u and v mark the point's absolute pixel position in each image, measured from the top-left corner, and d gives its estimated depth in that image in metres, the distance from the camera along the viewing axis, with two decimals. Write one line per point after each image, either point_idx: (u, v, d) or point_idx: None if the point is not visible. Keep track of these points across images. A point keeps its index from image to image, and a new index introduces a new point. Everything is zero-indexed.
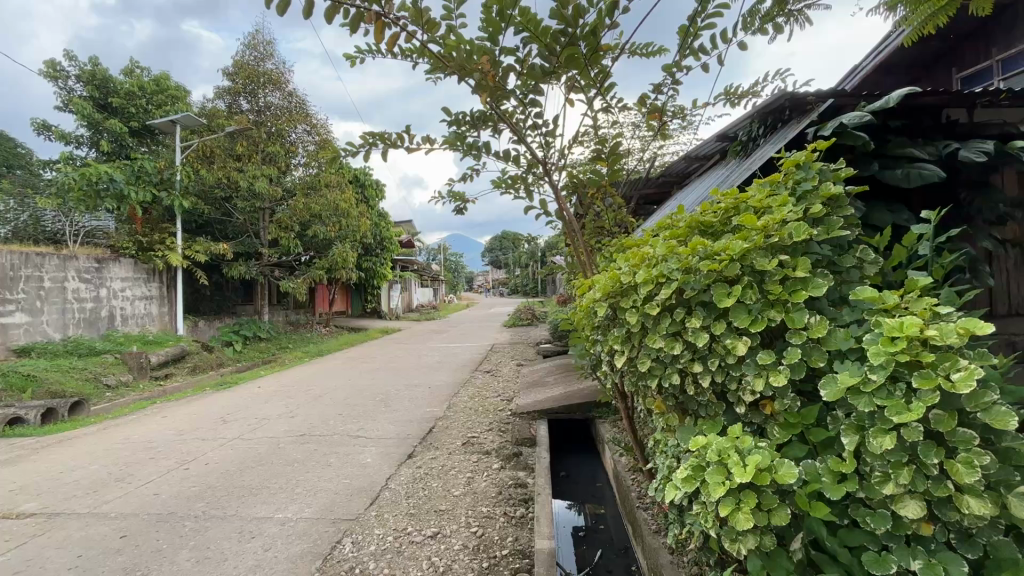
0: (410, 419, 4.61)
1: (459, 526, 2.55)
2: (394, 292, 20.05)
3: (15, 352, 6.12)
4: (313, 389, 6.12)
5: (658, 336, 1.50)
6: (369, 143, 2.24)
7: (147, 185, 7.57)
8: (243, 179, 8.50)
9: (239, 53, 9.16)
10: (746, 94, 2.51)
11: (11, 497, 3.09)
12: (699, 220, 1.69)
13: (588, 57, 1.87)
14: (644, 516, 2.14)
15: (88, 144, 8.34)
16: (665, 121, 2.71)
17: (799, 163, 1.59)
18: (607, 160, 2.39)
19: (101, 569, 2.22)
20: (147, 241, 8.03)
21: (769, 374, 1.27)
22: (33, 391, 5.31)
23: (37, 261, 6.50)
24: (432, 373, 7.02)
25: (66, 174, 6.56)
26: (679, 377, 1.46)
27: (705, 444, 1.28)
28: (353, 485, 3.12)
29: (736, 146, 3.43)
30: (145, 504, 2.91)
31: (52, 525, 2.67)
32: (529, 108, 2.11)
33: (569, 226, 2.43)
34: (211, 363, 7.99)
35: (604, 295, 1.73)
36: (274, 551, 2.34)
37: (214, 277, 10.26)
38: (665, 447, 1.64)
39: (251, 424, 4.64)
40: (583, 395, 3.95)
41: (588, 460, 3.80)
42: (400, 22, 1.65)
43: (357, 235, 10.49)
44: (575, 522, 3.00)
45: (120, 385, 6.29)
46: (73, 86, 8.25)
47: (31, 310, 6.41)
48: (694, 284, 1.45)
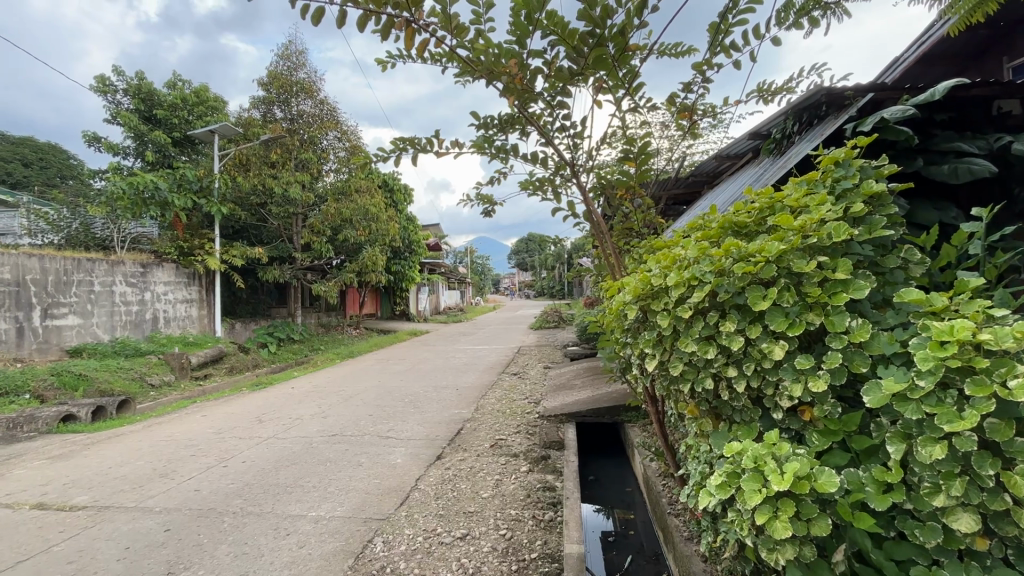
0: (439, 420, 4.67)
1: (488, 528, 2.56)
2: (423, 294, 20.34)
3: (68, 352, 6.49)
4: (344, 390, 6.26)
5: (691, 339, 1.46)
6: (400, 148, 2.28)
7: (188, 193, 7.85)
8: (277, 185, 8.75)
9: (273, 64, 9.44)
10: (780, 91, 2.45)
11: (64, 490, 3.26)
12: (733, 221, 1.65)
13: (615, 56, 1.87)
14: (676, 522, 2.10)
15: (134, 155, 8.80)
16: (695, 120, 2.69)
17: (838, 160, 1.53)
18: (635, 160, 2.37)
19: (147, 562, 2.31)
20: (188, 246, 8.32)
21: (807, 380, 1.22)
22: (85, 389, 5.60)
23: (88, 266, 6.88)
24: (460, 374, 7.09)
25: (114, 184, 6.96)
26: (712, 383, 1.43)
27: (739, 450, 1.25)
28: (384, 485, 3.17)
29: (769, 144, 3.38)
30: (186, 500, 3.02)
31: (102, 518, 2.80)
32: (556, 110, 2.11)
33: (598, 228, 2.40)
34: (247, 363, 8.27)
35: (635, 297, 1.69)
36: (308, 549, 2.39)
37: (250, 280, 10.63)
38: (698, 452, 1.61)
39: (285, 423, 4.79)
40: (612, 398, 3.93)
41: (617, 463, 3.78)
42: (430, 28, 1.68)
43: (386, 238, 10.69)
44: (604, 527, 2.98)
45: (164, 384, 6.57)
46: (121, 99, 8.67)
47: (82, 313, 6.79)
48: (727, 286, 1.42)
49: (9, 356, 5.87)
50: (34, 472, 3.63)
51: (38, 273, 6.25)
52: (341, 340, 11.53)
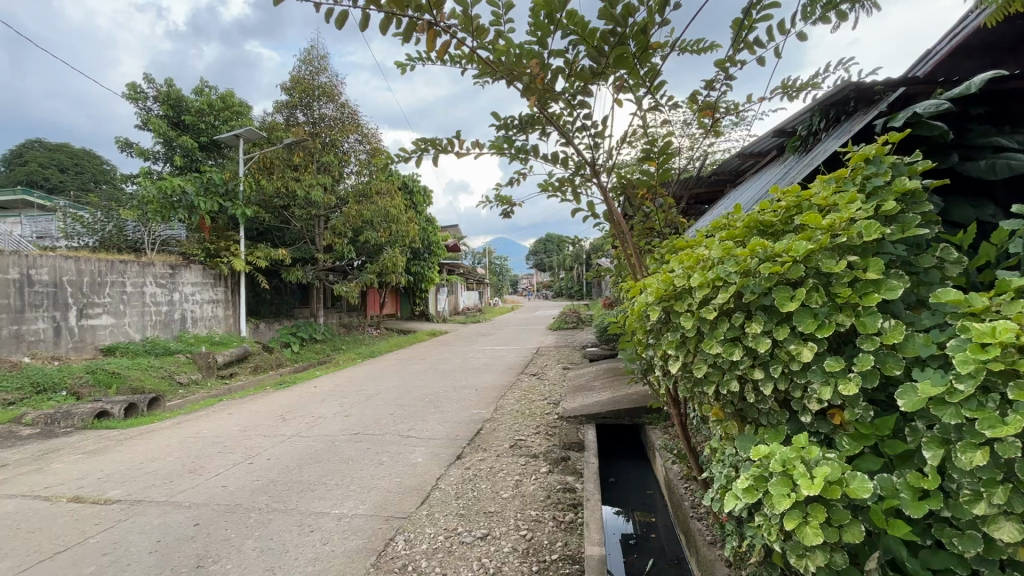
0: (458, 420, 4.70)
1: (508, 528, 2.56)
2: (442, 294, 20.47)
3: (102, 351, 6.72)
4: (365, 389, 6.33)
5: (716, 341, 1.44)
6: (421, 149, 2.30)
7: (215, 196, 8.12)
8: (300, 188, 8.91)
9: (296, 68, 9.60)
10: (805, 87, 2.40)
11: (99, 483, 3.38)
12: (759, 220, 1.62)
13: (636, 54, 1.85)
14: (698, 526, 2.08)
15: (164, 159, 9.06)
16: (717, 118, 2.65)
17: (868, 157, 1.49)
18: (657, 160, 2.34)
19: (178, 555, 2.38)
20: (214, 248, 8.55)
21: (837, 383, 1.19)
22: (118, 386, 5.79)
23: (121, 268, 7.12)
24: (479, 375, 7.12)
25: (145, 189, 7.19)
26: (738, 385, 1.41)
27: (766, 453, 1.23)
28: (405, 483, 3.20)
29: (794, 141, 3.31)
30: (214, 496, 3.10)
31: (134, 512, 2.89)
32: (577, 109, 2.10)
33: (619, 228, 2.36)
34: (271, 363, 8.43)
35: (657, 299, 1.67)
36: (332, 545, 2.43)
37: (274, 281, 10.84)
38: (722, 455, 1.58)
39: (308, 421, 4.87)
40: (632, 399, 3.90)
41: (638, 466, 3.75)
42: (451, 29, 1.68)
43: (405, 240, 10.79)
44: (624, 530, 2.95)
45: (192, 382, 6.75)
46: (150, 106, 8.93)
47: (115, 313, 7.02)
48: (753, 287, 1.39)
49: (47, 353, 6.10)
50: (71, 466, 3.77)
51: (74, 274, 6.49)
52: (362, 339, 11.68)
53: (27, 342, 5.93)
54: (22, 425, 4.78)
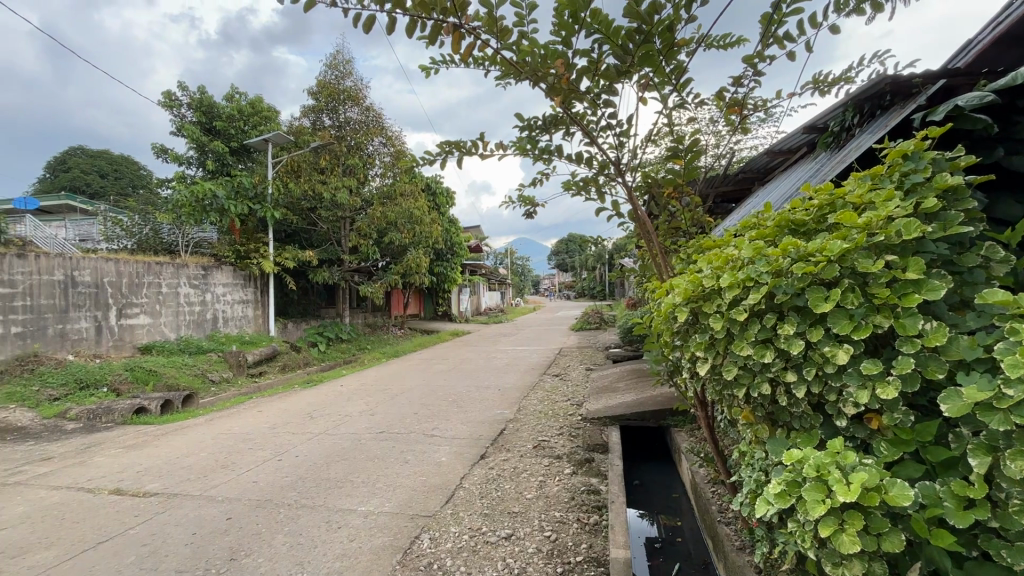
0: (482, 420, 4.72)
1: (533, 529, 2.56)
2: (464, 294, 20.60)
3: (140, 349, 6.98)
4: (390, 389, 6.42)
5: (747, 343, 1.41)
6: (445, 152, 2.33)
7: (245, 199, 8.36)
8: (326, 191, 9.09)
9: (322, 73, 9.77)
10: (837, 81, 2.33)
11: (138, 477, 3.52)
12: (790, 219, 1.58)
13: (662, 52, 1.84)
14: (727, 532, 2.04)
15: (197, 164, 9.35)
16: (745, 115, 2.59)
17: (906, 152, 1.44)
18: (683, 159, 2.31)
19: (212, 548, 2.45)
20: (244, 250, 8.82)
21: (875, 387, 1.15)
22: (155, 383, 6.01)
23: (157, 269, 7.39)
24: (502, 375, 7.14)
25: (180, 193, 7.48)
26: (769, 388, 1.38)
27: (799, 458, 1.21)
28: (430, 482, 3.23)
29: (826, 137, 3.21)
30: (245, 491, 3.18)
31: (171, 505, 2.99)
32: (601, 109, 2.08)
33: (644, 228, 2.32)
34: (299, 362, 8.63)
35: (685, 300, 1.64)
36: (358, 542, 2.47)
37: (301, 282, 11.09)
38: (752, 459, 1.55)
39: (335, 419, 4.97)
40: (658, 401, 3.87)
41: (663, 469, 3.70)
42: (475, 32, 1.70)
43: (429, 241, 10.89)
44: (649, 533, 2.92)
45: (223, 380, 6.95)
46: (185, 113, 9.23)
47: (151, 313, 7.28)
48: (785, 288, 1.36)
49: (89, 352, 6.37)
50: (112, 459, 3.93)
51: (114, 275, 6.77)
52: (387, 339, 11.85)
53: (71, 341, 6.20)
54: (66, 419, 5.00)
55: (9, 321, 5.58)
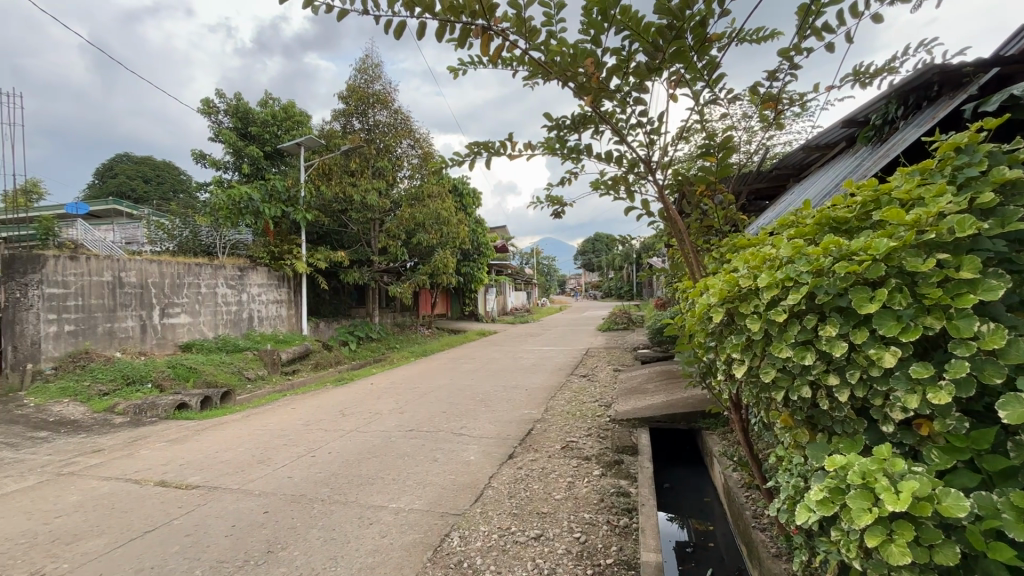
0: (509, 419, 4.73)
1: (562, 530, 2.55)
2: (491, 294, 20.71)
3: (181, 347, 7.27)
4: (419, 387, 6.50)
5: (786, 345, 1.38)
6: (474, 153, 2.34)
7: (278, 202, 8.61)
8: (357, 193, 9.28)
9: (352, 77, 9.94)
10: (880, 73, 2.25)
11: (181, 470, 3.66)
12: (831, 217, 1.52)
13: (694, 48, 1.80)
14: (762, 538, 1.99)
15: (233, 169, 9.66)
16: (780, 110, 2.52)
17: (959, 145, 1.36)
18: (716, 156, 2.25)
19: (250, 540, 2.54)
20: (279, 251, 9.10)
21: (925, 391, 1.10)
22: (195, 380, 6.24)
23: (196, 271, 7.69)
24: (529, 375, 7.14)
25: (218, 197, 7.78)
26: (810, 392, 1.34)
27: (842, 464, 1.16)
28: (459, 480, 3.26)
29: (866, 131, 3.10)
30: (281, 485, 3.28)
31: (211, 498, 3.11)
32: (631, 107, 2.05)
33: (676, 226, 2.27)
34: (330, 360, 8.84)
35: (720, 300, 1.60)
36: (390, 538, 2.52)
37: (333, 282, 11.34)
38: (790, 464, 1.51)
39: (365, 417, 5.06)
40: (688, 404, 3.81)
41: (694, 472, 3.63)
42: (504, 33, 1.70)
43: (456, 241, 10.98)
44: (679, 537, 2.87)
45: (258, 377, 7.17)
46: (222, 119, 9.56)
47: (191, 313, 7.57)
48: (827, 288, 1.32)
49: (135, 349, 6.67)
50: (156, 453, 4.11)
51: (157, 277, 7.07)
52: (415, 339, 12.00)
53: (118, 339, 6.51)
54: (115, 414, 5.25)
55: (63, 319, 5.90)
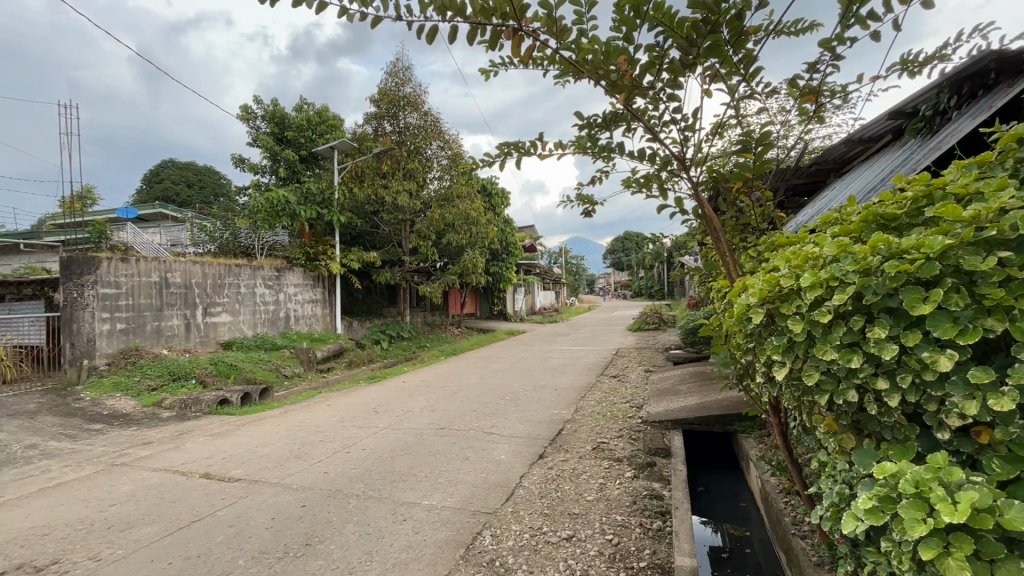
0: (539, 419, 4.73)
1: (594, 532, 2.53)
2: (520, 294, 20.76)
3: (222, 345, 7.57)
4: (449, 386, 6.58)
5: (830, 347, 1.33)
6: (504, 153, 2.34)
7: (313, 205, 8.86)
8: (388, 195, 9.46)
9: (383, 80, 10.12)
10: (931, 60, 2.13)
11: (223, 463, 3.81)
12: (878, 213, 1.46)
13: (729, 42, 1.76)
14: (802, 545, 1.93)
15: (270, 172, 9.97)
16: (821, 103, 2.43)
17: (1022, 137, 1.29)
18: (754, 152, 2.18)
19: (289, 533, 2.62)
20: (314, 252, 9.36)
21: (986, 398, 1.04)
22: (236, 376, 6.49)
23: (237, 271, 7.98)
24: (559, 375, 7.12)
25: (256, 200, 8.06)
26: (856, 396, 1.28)
27: (893, 472, 1.11)
28: (490, 479, 3.28)
29: (915, 123, 2.97)
30: (318, 480, 3.37)
31: (252, 491, 3.22)
32: (664, 103, 2.01)
33: (711, 225, 2.22)
34: (363, 358, 9.03)
35: (760, 300, 1.55)
36: (423, 535, 2.55)
37: (365, 282, 11.59)
38: (834, 470, 1.46)
39: (398, 415, 5.15)
40: (724, 406, 3.73)
41: (729, 476, 3.55)
42: (535, 33, 1.69)
43: (485, 241, 11.04)
44: (713, 542, 2.81)
45: (295, 375, 7.40)
46: (260, 124, 9.88)
47: (232, 312, 7.87)
48: (876, 288, 1.26)
49: (180, 346, 6.98)
50: (200, 446, 4.29)
51: (200, 277, 7.37)
52: (445, 338, 12.14)
53: (165, 337, 6.83)
54: (162, 408, 5.51)
55: (115, 318, 6.23)
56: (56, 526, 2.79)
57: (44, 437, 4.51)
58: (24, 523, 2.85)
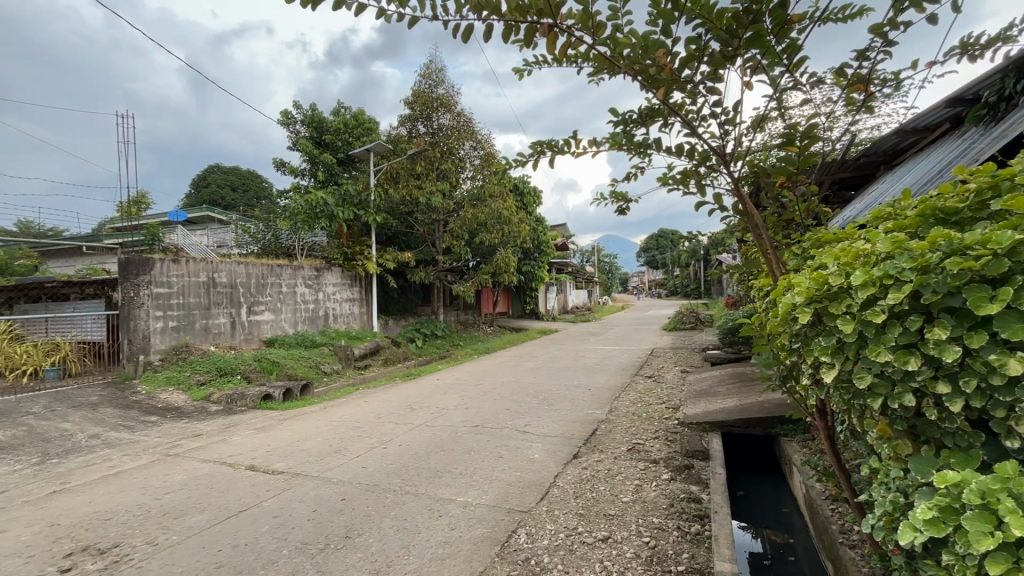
0: (573, 419, 4.70)
1: (630, 533, 2.50)
2: (552, 293, 20.67)
3: (265, 342, 7.87)
4: (482, 384, 6.63)
5: (884, 349, 1.26)
6: (538, 152, 2.34)
7: (350, 206, 9.08)
8: (422, 195, 9.60)
9: (417, 82, 10.26)
10: (993, 43, 2.00)
11: (267, 456, 3.96)
12: (938, 207, 1.38)
13: (772, 30, 1.70)
14: (851, 555, 1.86)
15: (309, 175, 10.27)
16: (871, 92, 2.31)
17: None
18: (799, 146, 2.10)
19: (331, 525, 2.69)
20: (351, 252, 9.59)
21: None
22: (278, 372, 6.73)
23: (278, 271, 8.27)
24: (592, 374, 7.07)
25: (297, 202, 8.33)
26: (914, 400, 1.22)
27: (956, 481, 1.05)
28: (524, 478, 3.29)
29: (976, 110, 2.80)
30: (357, 474, 3.47)
31: (294, 483, 3.34)
32: (703, 97, 1.96)
33: (752, 222, 2.14)
34: (399, 356, 9.21)
35: (807, 300, 1.49)
36: (458, 531, 2.58)
37: (400, 281, 11.80)
38: (887, 477, 1.39)
39: (433, 412, 5.22)
40: (765, 409, 3.62)
41: (770, 481, 3.44)
42: (571, 30, 1.68)
43: (517, 240, 11.06)
44: (754, 548, 2.74)
45: (334, 371, 7.61)
46: (299, 129, 10.19)
47: (274, 310, 8.17)
48: (936, 286, 1.19)
49: (226, 343, 7.29)
50: (246, 439, 4.47)
51: (244, 277, 7.68)
52: (478, 337, 12.23)
53: (212, 334, 7.15)
54: (210, 402, 5.78)
55: (167, 316, 6.56)
56: (116, 512, 2.96)
57: (105, 427, 4.80)
58: (89, 508, 3.04)
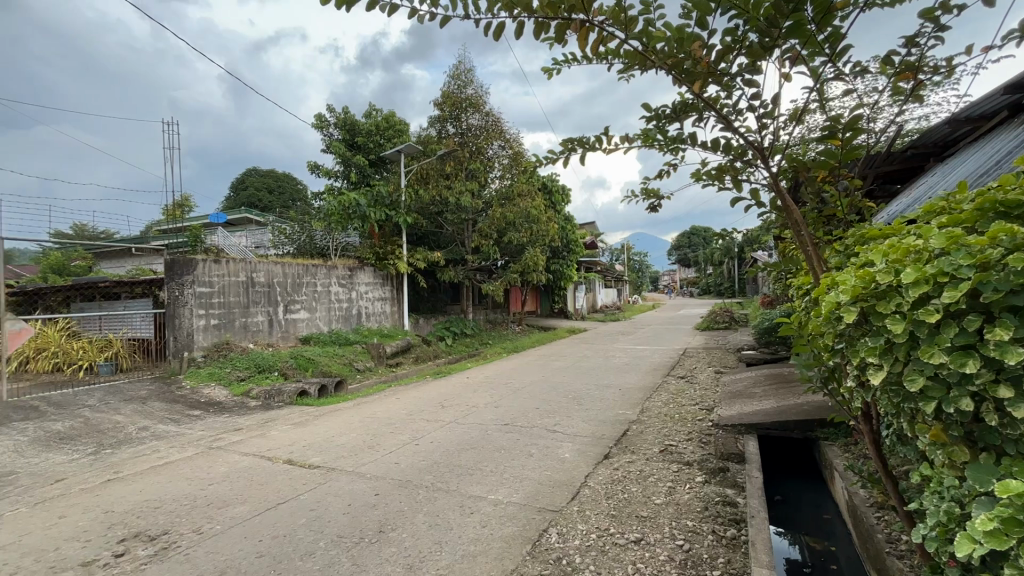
0: (603, 419, 4.66)
1: (664, 536, 2.46)
2: (581, 292, 20.51)
3: (300, 339, 8.10)
4: (512, 383, 6.64)
5: (939, 350, 1.20)
6: (568, 150, 2.32)
7: (382, 207, 9.24)
8: (451, 195, 9.69)
9: (446, 83, 10.35)
10: None
11: (303, 450, 4.08)
12: (998, 200, 1.30)
13: (813, 19, 1.63)
14: (897, 566, 1.78)
15: (341, 177, 10.50)
16: (920, 80, 2.19)
17: None
18: (842, 138, 2.02)
19: (365, 519, 2.75)
20: (383, 252, 9.76)
21: None
22: (313, 369, 6.92)
23: (313, 271, 8.50)
24: (623, 374, 6.98)
25: (331, 203, 8.54)
26: (972, 404, 1.15)
27: (1019, 491, 0.98)
28: (555, 477, 3.28)
29: None
30: (389, 470, 3.53)
31: (329, 477, 3.42)
32: (739, 90, 1.91)
33: (791, 218, 2.07)
34: (429, 354, 9.32)
35: (852, 299, 1.43)
36: (489, 529, 2.59)
37: (430, 281, 11.94)
38: (941, 486, 1.32)
39: (463, 410, 5.27)
40: (803, 411, 3.51)
41: (810, 486, 3.33)
42: (603, 25, 1.66)
43: (546, 239, 11.02)
44: (792, 555, 2.66)
45: (367, 369, 7.77)
46: (332, 132, 10.43)
47: (309, 309, 8.40)
48: (997, 284, 1.12)
49: (264, 341, 7.55)
50: (284, 434, 4.62)
51: (281, 277, 7.92)
52: (507, 336, 12.26)
53: (251, 332, 7.41)
54: (250, 397, 5.98)
55: (209, 315, 6.83)
56: (164, 501, 3.11)
57: (153, 420, 5.04)
58: (139, 496, 3.19)
